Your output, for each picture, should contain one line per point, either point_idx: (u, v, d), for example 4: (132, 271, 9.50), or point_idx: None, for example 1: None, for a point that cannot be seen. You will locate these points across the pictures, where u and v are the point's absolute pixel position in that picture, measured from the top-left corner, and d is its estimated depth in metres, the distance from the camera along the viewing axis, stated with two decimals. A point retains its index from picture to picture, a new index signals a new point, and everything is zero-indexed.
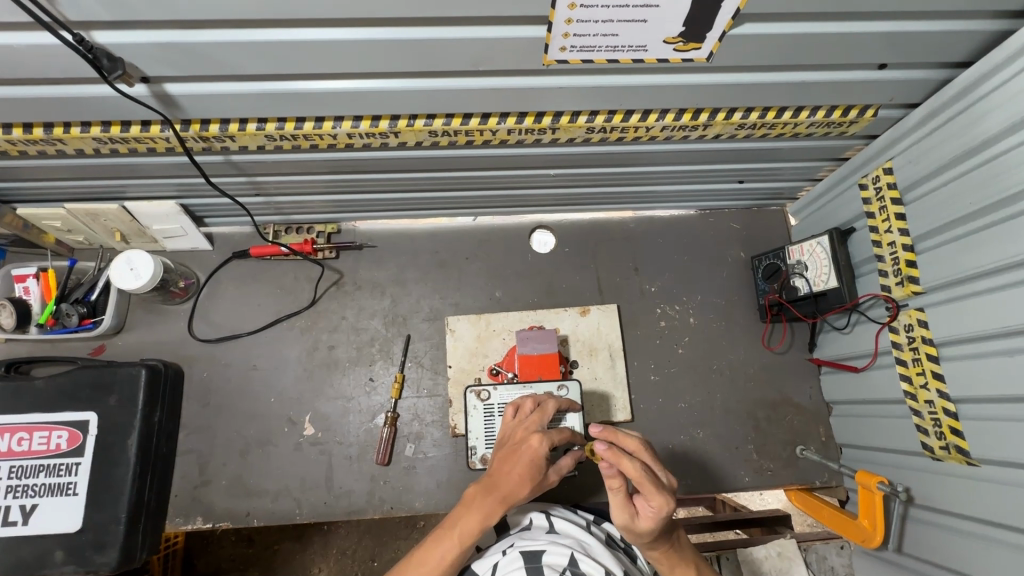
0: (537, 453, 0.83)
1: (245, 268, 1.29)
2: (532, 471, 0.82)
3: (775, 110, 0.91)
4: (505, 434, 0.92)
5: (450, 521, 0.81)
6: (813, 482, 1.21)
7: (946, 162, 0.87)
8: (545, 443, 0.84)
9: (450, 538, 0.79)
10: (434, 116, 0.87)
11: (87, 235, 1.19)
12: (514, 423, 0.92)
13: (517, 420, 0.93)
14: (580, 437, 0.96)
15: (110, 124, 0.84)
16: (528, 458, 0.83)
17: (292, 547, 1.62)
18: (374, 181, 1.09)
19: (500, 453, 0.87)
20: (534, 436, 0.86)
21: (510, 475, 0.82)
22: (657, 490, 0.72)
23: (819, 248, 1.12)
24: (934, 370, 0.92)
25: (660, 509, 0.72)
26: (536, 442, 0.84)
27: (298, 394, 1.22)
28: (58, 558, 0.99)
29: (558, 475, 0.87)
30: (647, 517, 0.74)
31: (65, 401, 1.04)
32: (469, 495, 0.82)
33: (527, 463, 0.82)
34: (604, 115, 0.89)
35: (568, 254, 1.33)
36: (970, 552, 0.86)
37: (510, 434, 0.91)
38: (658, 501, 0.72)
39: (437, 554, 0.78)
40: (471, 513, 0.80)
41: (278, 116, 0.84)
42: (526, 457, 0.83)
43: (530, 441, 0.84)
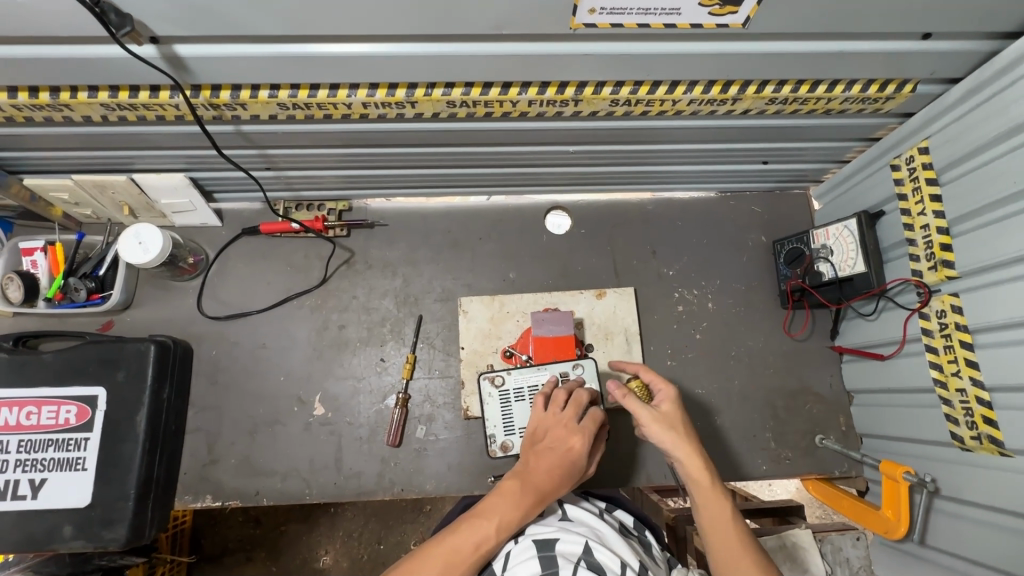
0: (580, 456, 0.87)
1: (255, 245, 1.27)
2: (572, 470, 0.86)
3: (809, 83, 0.87)
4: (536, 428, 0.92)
5: (488, 511, 0.79)
6: (832, 472, 1.18)
7: (990, 139, 0.82)
8: (586, 442, 0.88)
9: (486, 531, 0.77)
10: (453, 85, 0.83)
11: (95, 209, 1.17)
12: (548, 418, 0.92)
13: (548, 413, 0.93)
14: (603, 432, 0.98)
15: (118, 89, 0.81)
16: (570, 460, 0.86)
17: (298, 529, 1.62)
18: (387, 156, 1.06)
19: (539, 451, 0.87)
20: (575, 434, 0.89)
21: (551, 472, 0.84)
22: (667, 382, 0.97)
23: (847, 232, 1.08)
24: (967, 358, 0.88)
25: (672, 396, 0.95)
26: (579, 441, 0.88)
27: (308, 374, 1.20)
28: (67, 534, 0.98)
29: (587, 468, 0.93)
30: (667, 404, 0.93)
31: (73, 376, 1.03)
32: (506, 487, 0.83)
33: (569, 463, 0.86)
34: (629, 87, 0.85)
35: (584, 236, 1.30)
36: (997, 544, 0.83)
37: (543, 427, 0.91)
38: (663, 383, 0.96)
39: (472, 540, 0.76)
40: (512, 505, 0.80)
41: (291, 83, 0.81)
42: (565, 456, 0.86)
43: (573, 442, 0.87)
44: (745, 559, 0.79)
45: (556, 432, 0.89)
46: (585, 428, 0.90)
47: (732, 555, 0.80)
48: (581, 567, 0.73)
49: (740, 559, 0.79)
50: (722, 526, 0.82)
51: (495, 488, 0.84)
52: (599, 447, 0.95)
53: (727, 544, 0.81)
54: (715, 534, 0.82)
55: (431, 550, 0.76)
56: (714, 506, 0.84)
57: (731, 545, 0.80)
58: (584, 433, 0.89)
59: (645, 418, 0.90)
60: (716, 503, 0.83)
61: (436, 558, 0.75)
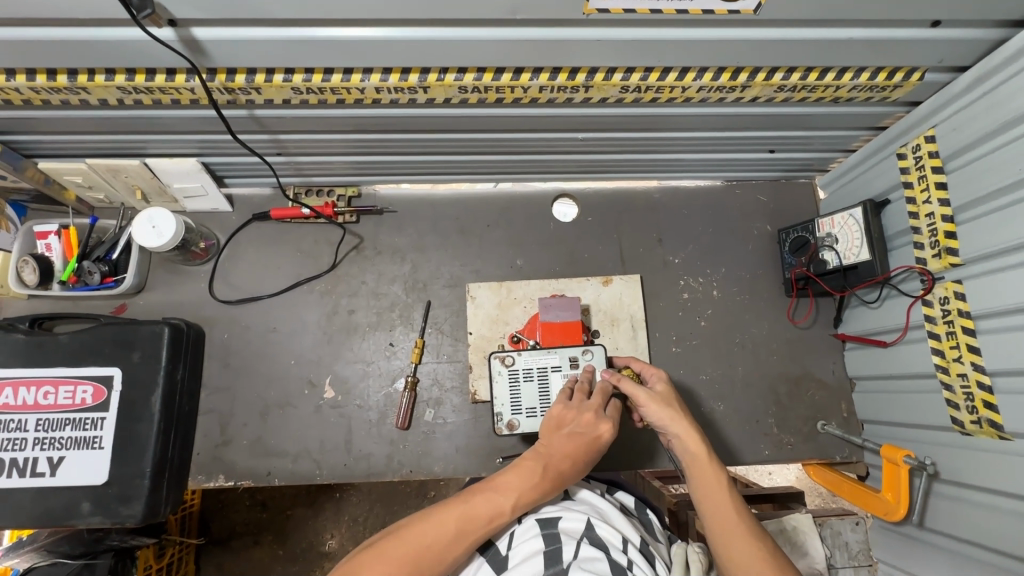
0: (603, 445, 0.90)
1: (265, 230, 1.28)
2: (592, 456, 0.89)
3: (817, 71, 0.88)
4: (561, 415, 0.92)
5: (507, 487, 0.81)
6: (834, 457, 1.20)
7: (997, 127, 0.83)
8: (612, 432, 0.91)
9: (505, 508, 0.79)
10: (465, 71, 0.84)
11: (107, 193, 1.18)
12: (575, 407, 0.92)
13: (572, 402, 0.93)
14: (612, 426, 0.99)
15: (135, 72, 0.82)
16: (593, 448, 0.89)
17: (305, 513, 1.64)
18: (398, 142, 1.07)
19: (564, 438, 0.89)
20: (603, 423, 0.91)
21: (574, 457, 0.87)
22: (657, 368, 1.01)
23: (852, 220, 1.09)
24: (970, 343, 0.89)
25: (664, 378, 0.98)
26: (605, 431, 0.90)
27: (318, 357, 1.22)
28: (85, 510, 1.00)
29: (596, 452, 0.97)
30: (661, 384, 0.96)
31: (89, 357, 1.04)
32: (527, 466, 0.84)
33: (592, 451, 0.89)
34: (639, 73, 0.86)
35: (591, 223, 1.31)
36: (994, 524, 0.85)
37: (568, 415, 0.91)
38: (654, 368, 1.00)
39: (487, 510, 0.78)
40: (533, 484, 0.82)
41: (305, 67, 0.82)
42: (590, 445, 0.88)
43: (600, 432, 0.89)
44: (739, 525, 0.80)
45: (584, 420, 0.90)
46: (610, 417, 0.92)
47: (727, 521, 0.81)
48: (582, 544, 0.75)
49: (734, 525, 0.80)
50: (716, 494, 0.84)
51: (513, 466, 0.85)
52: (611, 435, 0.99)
53: (722, 511, 0.82)
54: (709, 501, 0.84)
55: (444, 512, 0.77)
56: (710, 475, 0.85)
57: (726, 513, 0.82)
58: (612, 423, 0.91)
59: (642, 398, 0.92)
60: (712, 473, 0.85)
61: (449, 521, 0.76)
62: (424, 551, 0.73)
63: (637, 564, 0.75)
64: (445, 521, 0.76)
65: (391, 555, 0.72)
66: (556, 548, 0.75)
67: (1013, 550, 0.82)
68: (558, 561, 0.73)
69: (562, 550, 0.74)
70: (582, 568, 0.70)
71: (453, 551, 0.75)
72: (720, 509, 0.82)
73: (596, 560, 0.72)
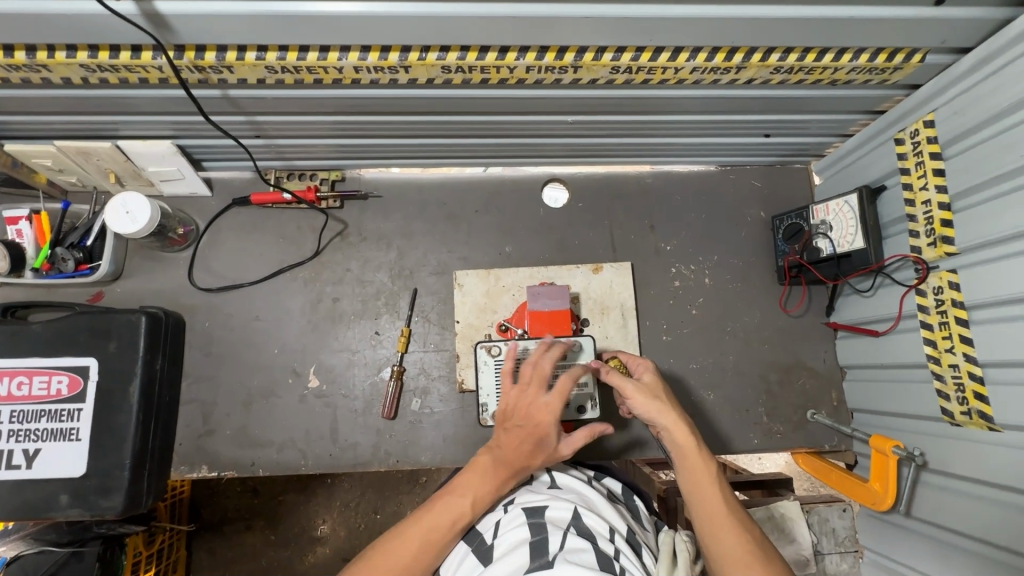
0: (549, 432, 0.84)
1: (246, 215, 1.24)
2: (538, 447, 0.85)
3: (815, 52, 0.84)
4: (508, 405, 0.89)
5: (460, 492, 0.81)
6: (822, 445, 1.20)
7: (998, 112, 0.80)
8: (556, 419, 0.84)
9: (460, 512, 0.80)
10: (448, 50, 0.80)
11: (80, 176, 1.14)
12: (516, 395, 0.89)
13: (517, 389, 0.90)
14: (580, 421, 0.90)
15: (98, 49, 0.77)
16: (539, 437, 0.84)
17: (296, 499, 1.63)
18: (380, 124, 1.03)
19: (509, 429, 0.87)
20: (541, 409, 0.86)
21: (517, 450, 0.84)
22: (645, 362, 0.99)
23: (847, 207, 1.07)
24: (962, 334, 0.88)
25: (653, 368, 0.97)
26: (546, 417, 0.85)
27: (303, 346, 1.19)
28: (64, 502, 0.99)
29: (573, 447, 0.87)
30: (650, 376, 0.95)
31: (63, 346, 1.01)
32: (480, 465, 0.85)
33: (536, 440, 0.84)
34: (630, 53, 0.82)
35: (582, 209, 1.28)
36: (980, 516, 0.85)
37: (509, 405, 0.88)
38: (642, 360, 0.98)
39: (447, 517, 0.79)
40: (485, 483, 0.82)
41: (279, 44, 0.78)
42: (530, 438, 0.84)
43: (540, 419, 0.84)
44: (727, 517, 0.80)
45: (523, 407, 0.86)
46: (550, 401, 0.86)
47: (715, 514, 0.80)
48: (569, 533, 0.73)
49: (724, 519, 0.79)
50: (706, 485, 0.83)
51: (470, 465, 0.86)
52: (586, 436, 0.87)
53: (711, 504, 0.81)
54: (698, 493, 0.83)
55: (406, 531, 0.77)
56: (699, 467, 0.84)
57: (714, 505, 0.81)
58: (551, 408, 0.85)
59: (631, 390, 0.90)
60: (701, 466, 0.84)
61: (412, 539, 0.77)
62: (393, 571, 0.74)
63: (624, 554, 0.73)
64: (407, 540, 0.76)
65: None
66: (541, 539, 0.72)
67: (998, 540, 0.81)
68: (544, 552, 0.70)
69: (548, 541, 0.72)
70: (568, 560, 0.67)
71: (423, 565, 0.76)
72: (709, 500, 0.82)
73: (582, 551, 0.70)
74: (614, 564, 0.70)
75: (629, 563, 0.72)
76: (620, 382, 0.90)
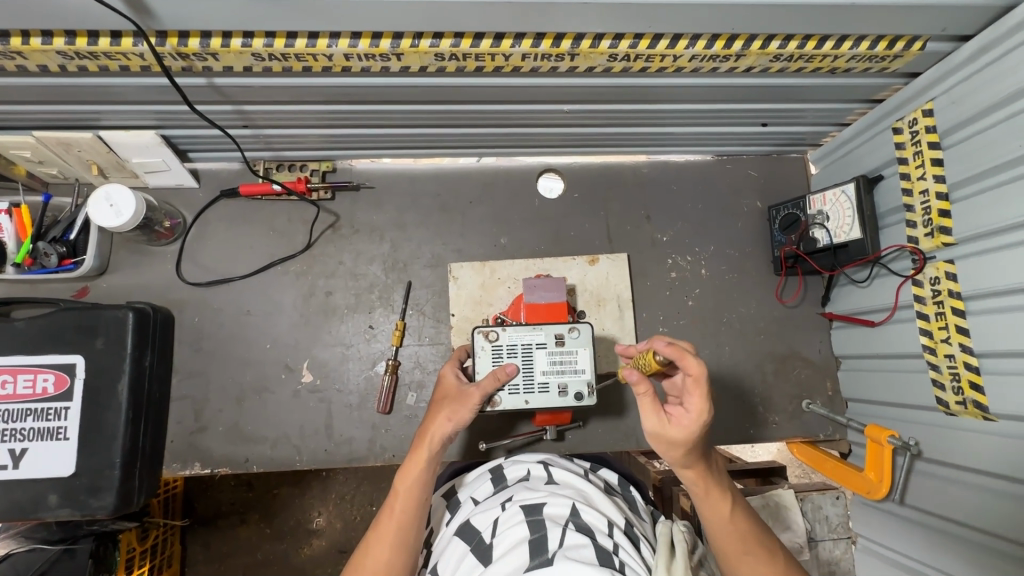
0: (449, 388, 0.95)
1: (235, 208, 1.21)
2: (440, 403, 0.92)
3: (816, 39, 0.83)
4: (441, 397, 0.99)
5: (396, 476, 0.87)
6: (817, 435, 1.21)
7: (998, 101, 0.79)
8: (449, 378, 0.96)
9: (393, 500, 0.85)
10: (442, 36, 0.78)
11: (61, 168, 1.10)
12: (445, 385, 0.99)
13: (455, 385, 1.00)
14: (495, 377, 0.91)
15: (75, 35, 0.74)
16: (442, 397, 0.94)
17: (291, 492, 1.63)
18: (371, 114, 1.00)
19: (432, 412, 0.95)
20: (444, 379, 0.97)
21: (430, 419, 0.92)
22: (705, 397, 0.76)
23: (844, 197, 1.07)
24: (959, 324, 0.88)
25: (700, 415, 0.76)
26: (443, 380, 0.97)
27: (295, 341, 1.18)
28: (53, 502, 0.97)
29: (479, 390, 0.90)
30: (683, 423, 0.77)
31: (48, 344, 0.99)
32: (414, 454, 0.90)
33: (439, 399, 0.94)
34: (628, 40, 0.80)
35: (577, 200, 1.26)
36: (973, 504, 0.86)
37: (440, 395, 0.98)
38: (697, 396, 0.76)
39: (397, 502, 0.85)
40: (409, 459, 0.87)
41: (266, 31, 0.75)
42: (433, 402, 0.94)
43: (443, 381, 0.96)
44: (746, 555, 0.79)
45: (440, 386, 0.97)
46: (449, 370, 0.98)
47: (734, 552, 0.79)
48: (568, 529, 0.72)
49: (742, 553, 0.79)
50: (723, 524, 0.80)
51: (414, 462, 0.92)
52: (494, 378, 0.91)
53: (730, 541, 0.80)
54: (715, 525, 0.81)
55: (377, 527, 0.84)
56: (716, 506, 0.80)
57: (732, 541, 0.80)
58: (446, 376, 0.97)
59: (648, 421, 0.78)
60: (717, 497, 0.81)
61: (383, 532, 0.83)
62: (376, 567, 0.80)
63: (623, 548, 0.73)
64: (378, 535, 0.83)
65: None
66: (541, 536, 0.72)
67: (990, 527, 0.83)
68: (544, 550, 0.69)
69: (547, 538, 0.71)
70: (568, 557, 0.67)
71: (398, 553, 0.81)
72: (727, 539, 0.80)
73: (582, 547, 0.70)
74: (614, 559, 0.69)
75: (629, 557, 0.72)
76: (640, 404, 0.78)
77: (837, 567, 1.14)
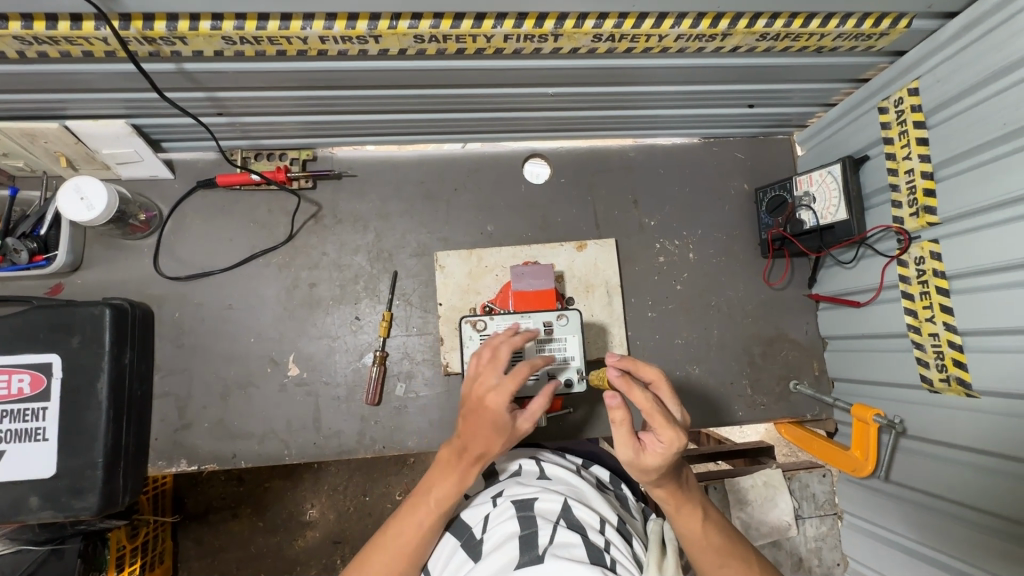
0: (496, 413, 0.75)
1: (213, 198, 1.18)
2: (497, 430, 0.76)
3: (802, 17, 0.82)
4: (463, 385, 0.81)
5: (438, 489, 0.80)
6: (804, 415, 1.22)
7: (984, 77, 0.79)
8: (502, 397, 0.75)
9: (429, 510, 0.79)
10: (420, 17, 0.76)
11: (28, 160, 1.06)
12: (472, 373, 0.80)
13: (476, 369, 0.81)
14: (547, 399, 0.79)
15: (32, 19, 0.70)
16: (489, 419, 0.75)
17: (283, 485, 1.61)
18: (351, 99, 0.97)
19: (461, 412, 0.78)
20: (491, 392, 0.75)
21: (478, 438, 0.77)
22: (668, 425, 0.70)
23: (830, 178, 1.07)
24: (942, 303, 0.89)
25: (671, 446, 0.71)
26: (503, 403, 0.74)
27: (280, 334, 1.16)
28: (34, 505, 0.94)
29: (530, 415, 0.79)
30: (656, 452, 0.72)
31: (21, 343, 0.96)
32: (445, 459, 0.82)
33: (490, 423, 0.76)
34: (613, 20, 0.78)
35: (564, 185, 1.25)
36: (955, 480, 0.87)
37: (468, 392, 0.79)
38: (667, 436, 0.70)
39: (431, 500, 0.80)
40: (455, 477, 0.80)
41: (235, 12, 0.72)
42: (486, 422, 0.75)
43: (488, 398, 0.75)
44: (722, 568, 0.77)
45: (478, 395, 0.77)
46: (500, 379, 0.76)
47: (711, 566, 0.77)
48: (559, 527, 0.72)
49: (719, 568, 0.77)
50: (696, 538, 0.78)
51: (434, 459, 0.83)
52: (546, 399, 0.79)
53: (706, 554, 0.78)
54: (691, 540, 0.79)
55: (403, 520, 0.80)
56: (686, 521, 0.79)
57: (707, 554, 0.78)
58: (490, 386, 0.76)
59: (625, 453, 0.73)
60: (688, 511, 0.79)
61: (410, 527, 0.79)
62: (395, 568, 0.78)
63: (615, 545, 0.73)
64: (400, 542, 0.79)
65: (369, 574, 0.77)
66: (531, 532, 0.71)
67: (972, 502, 0.84)
68: (534, 546, 0.69)
69: (538, 534, 0.71)
70: (558, 555, 0.66)
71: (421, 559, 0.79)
72: (702, 552, 0.78)
73: (573, 545, 0.69)
74: (605, 555, 0.69)
75: (620, 554, 0.72)
76: (615, 431, 0.72)
77: (823, 543, 1.17)
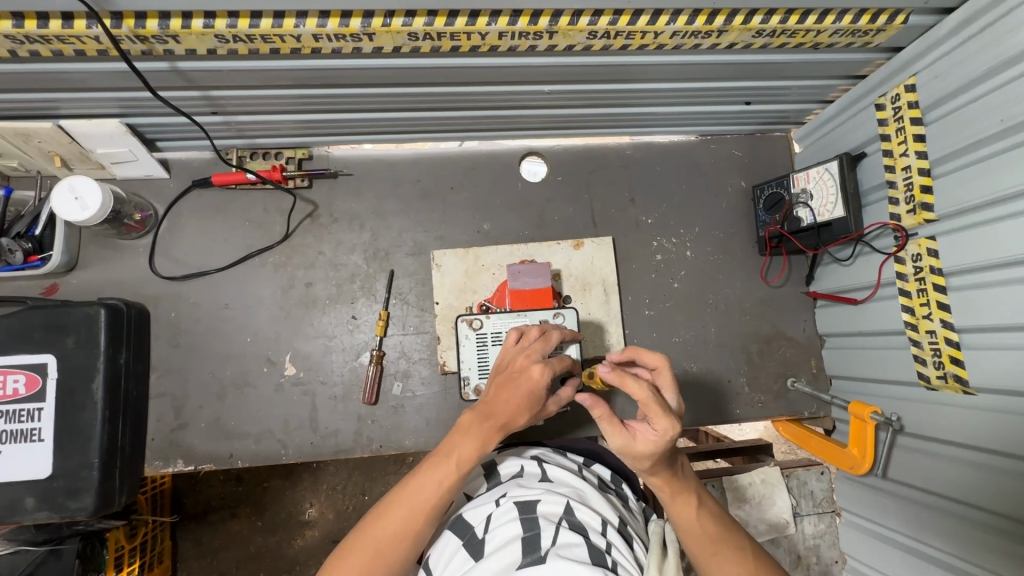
0: (537, 385, 0.79)
1: (209, 198, 1.18)
2: (531, 402, 0.79)
3: (798, 13, 0.82)
4: (504, 360, 0.87)
5: (458, 448, 0.78)
6: (801, 413, 1.22)
7: (979, 75, 0.79)
8: (547, 375, 0.80)
9: (447, 469, 0.77)
10: (414, 14, 0.75)
11: (22, 160, 1.05)
12: (516, 349, 0.87)
13: (518, 347, 0.88)
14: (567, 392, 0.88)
15: (23, 18, 0.70)
16: (527, 388, 0.79)
17: (281, 484, 1.61)
18: (346, 97, 0.97)
19: (496, 379, 0.82)
20: (536, 365, 0.81)
21: (510, 404, 0.78)
22: (663, 414, 0.70)
23: (827, 175, 1.06)
24: (939, 301, 0.89)
25: (664, 435, 0.70)
26: (544, 375, 0.80)
27: (276, 333, 1.15)
28: (30, 505, 0.94)
29: (555, 405, 0.86)
30: (648, 441, 0.72)
31: (16, 344, 0.95)
32: (467, 421, 0.80)
33: (528, 393, 0.79)
34: (608, 17, 0.78)
35: (561, 183, 1.25)
36: (951, 476, 0.87)
37: (507, 361, 0.86)
38: (661, 426, 0.70)
39: (450, 462, 0.78)
40: (477, 437, 0.78)
41: (228, 10, 0.71)
42: (526, 389, 0.79)
43: (531, 371, 0.80)
44: (715, 558, 0.76)
45: (521, 366, 0.81)
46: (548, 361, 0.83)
47: (705, 556, 0.77)
48: (561, 529, 0.72)
49: (716, 556, 0.76)
50: (690, 525, 0.78)
51: (455, 421, 0.81)
52: (572, 391, 0.88)
53: (700, 543, 0.77)
54: (686, 529, 0.78)
55: (421, 477, 0.78)
56: (680, 509, 0.78)
57: (702, 544, 0.77)
58: (535, 360, 0.83)
59: (618, 441, 0.73)
60: (682, 499, 0.79)
61: (426, 484, 0.77)
62: (402, 524, 0.75)
63: (616, 547, 0.72)
64: (411, 500, 0.76)
65: (382, 529, 0.75)
66: (534, 534, 0.71)
67: (970, 499, 0.84)
68: (536, 548, 0.69)
69: (540, 536, 0.71)
70: (560, 556, 0.66)
71: (430, 522, 0.77)
72: (697, 541, 0.78)
73: (575, 546, 0.69)
74: (607, 557, 0.69)
75: (621, 556, 0.71)
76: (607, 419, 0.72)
77: (822, 541, 1.17)
